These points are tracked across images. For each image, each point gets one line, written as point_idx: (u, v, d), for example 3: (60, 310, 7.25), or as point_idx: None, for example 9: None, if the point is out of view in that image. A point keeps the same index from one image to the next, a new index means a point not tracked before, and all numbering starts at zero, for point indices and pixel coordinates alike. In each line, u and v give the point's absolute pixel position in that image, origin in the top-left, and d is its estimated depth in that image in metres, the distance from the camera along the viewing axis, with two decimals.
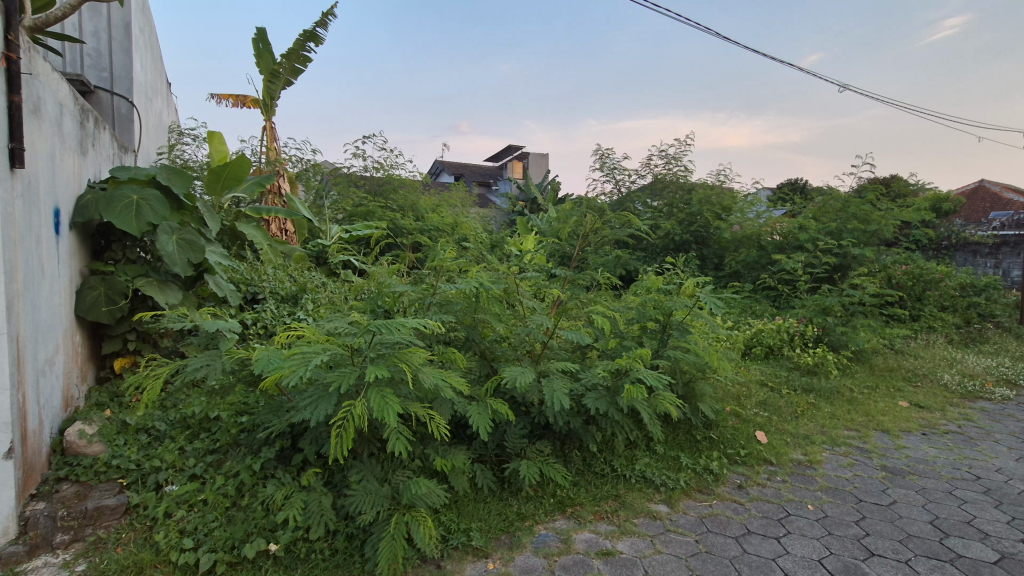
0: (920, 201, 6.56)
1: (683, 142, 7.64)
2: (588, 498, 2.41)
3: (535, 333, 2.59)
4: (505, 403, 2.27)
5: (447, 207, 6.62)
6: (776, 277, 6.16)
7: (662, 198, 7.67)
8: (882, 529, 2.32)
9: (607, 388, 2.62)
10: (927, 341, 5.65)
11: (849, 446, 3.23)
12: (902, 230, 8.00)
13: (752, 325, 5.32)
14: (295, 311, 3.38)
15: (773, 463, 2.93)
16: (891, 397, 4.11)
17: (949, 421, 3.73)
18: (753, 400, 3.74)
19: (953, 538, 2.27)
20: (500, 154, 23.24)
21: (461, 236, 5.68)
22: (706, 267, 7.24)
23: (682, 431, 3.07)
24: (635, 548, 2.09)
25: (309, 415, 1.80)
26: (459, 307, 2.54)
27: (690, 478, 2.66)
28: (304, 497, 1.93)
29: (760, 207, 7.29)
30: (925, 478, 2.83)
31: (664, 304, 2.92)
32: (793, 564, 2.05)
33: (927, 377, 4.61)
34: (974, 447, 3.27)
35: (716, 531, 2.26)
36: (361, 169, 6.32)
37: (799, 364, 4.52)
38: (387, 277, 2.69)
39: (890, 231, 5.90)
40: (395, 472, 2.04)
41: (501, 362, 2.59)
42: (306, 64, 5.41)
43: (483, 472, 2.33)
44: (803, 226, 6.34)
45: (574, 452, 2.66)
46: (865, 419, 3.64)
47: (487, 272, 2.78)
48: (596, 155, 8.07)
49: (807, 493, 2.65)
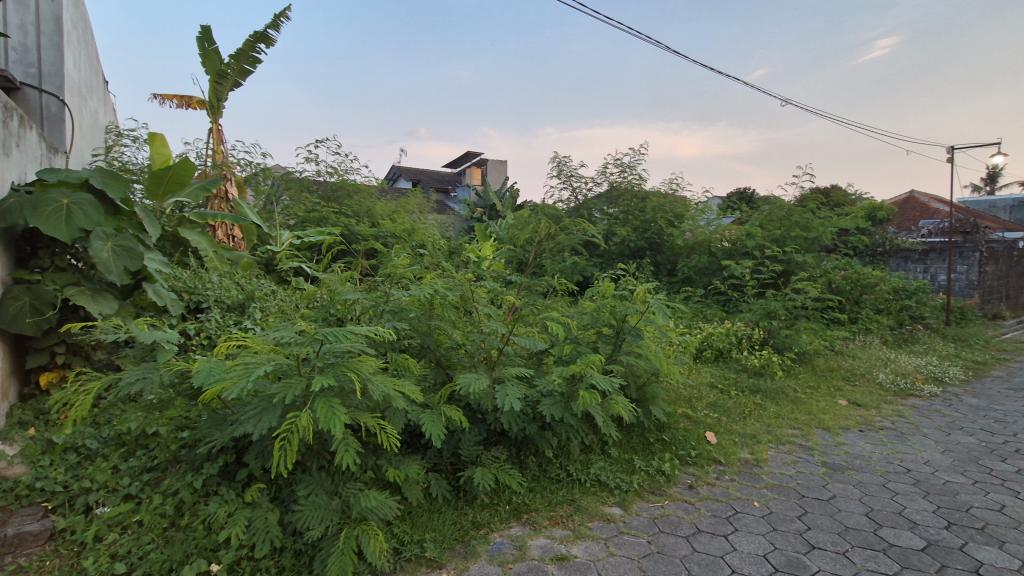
0: (856, 210, 6.97)
1: (637, 152, 7.83)
2: (543, 503, 2.42)
3: (490, 339, 2.58)
4: (459, 411, 2.25)
5: (403, 213, 6.55)
6: (725, 283, 6.41)
7: (618, 205, 7.81)
8: (821, 523, 2.43)
9: (562, 394, 2.65)
10: (864, 342, 5.99)
11: (792, 444, 3.38)
12: (841, 237, 8.47)
13: (703, 329, 5.51)
14: (242, 320, 3.25)
15: (722, 463, 3.03)
16: (831, 396, 4.33)
17: (883, 417, 3.96)
18: (703, 401, 3.86)
19: (885, 528, 2.40)
20: (459, 159, 23.20)
21: (418, 242, 5.63)
22: (660, 273, 7.45)
23: (635, 435, 3.13)
24: (589, 552, 2.12)
25: (252, 428, 1.74)
26: (413, 314, 2.52)
27: (643, 480, 2.71)
28: (248, 514, 1.85)
29: (710, 215, 7.55)
30: (861, 473, 2.99)
31: (616, 309, 3.01)
32: (740, 560, 2.12)
33: (864, 376, 4.89)
34: (905, 442, 3.48)
35: (667, 531, 2.31)
36: (314, 173, 6.17)
37: (747, 366, 4.70)
38: (339, 285, 2.63)
39: (829, 238, 6.24)
40: (345, 484, 1.99)
41: (456, 370, 2.57)
42: (256, 66, 5.24)
43: (438, 481, 2.31)
44: (750, 234, 6.61)
45: (530, 458, 2.67)
46: (808, 418, 3.82)
47: (442, 279, 2.76)
48: (553, 163, 8.17)
49: (753, 490, 2.75)
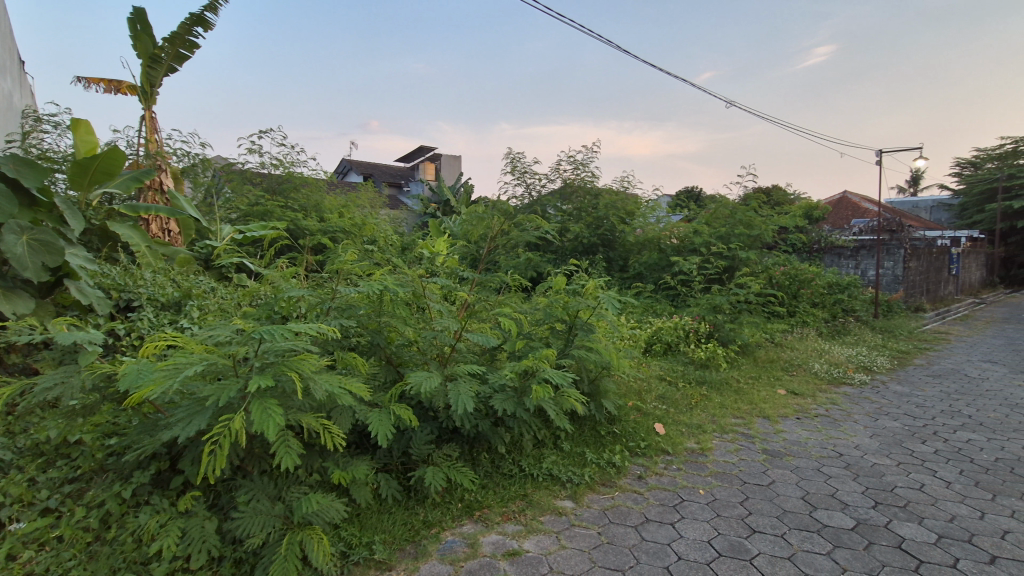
0: (795, 209, 7.32)
1: (590, 149, 7.92)
2: (495, 500, 2.42)
3: (442, 336, 2.55)
4: (409, 409, 2.21)
5: (354, 207, 6.38)
6: (674, 278, 6.60)
7: (571, 202, 7.89)
8: (761, 508, 2.54)
9: (515, 389, 2.65)
10: (801, 335, 6.32)
11: (735, 433, 3.52)
12: (781, 234, 8.90)
13: (652, 323, 5.65)
14: (177, 319, 3.07)
15: (669, 453, 3.12)
16: (770, 386, 4.54)
17: (818, 405, 4.19)
18: (653, 394, 3.96)
19: (820, 510, 2.54)
20: (412, 154, 22.86)
21: (369, 238, 5.50)
22: (612, 269, 7.59)
23: (587, 428, 3.18)
24: (541, 545, 2.13)
25: (180, 432, 1.64)
26: (361, 311, 2.46)
27: (595, 472, 2.76)
28: (183, 524, 1.76)
29: (660, 212, 7.76)
30: (798, 458, 3.15)
31: (569, 305, 3.05)
32: (686, 547, 2.18)
33: (801, 366, 5.16)
34: (837, 428, 3.70)
35: (616, 522, 2.35)
36: (258, 165, 5.91)
37: (694, 359, 4.86)
38: (282, 282, 2.52)
39: (770, 235, 6.54)
40: (289, 489, 1.92)
41: (406, 367, 2.53)
42: (193, 51, 4.96)
43: (388, 481, 2.27)
44: (697, 231, 6.84)
45: (482, 454, 2.66)
46: (750, 407, 3.99)
47: (393, 275, 2.69)
48: (507, 159, 8.16)
49: (699, 478, 2.85)
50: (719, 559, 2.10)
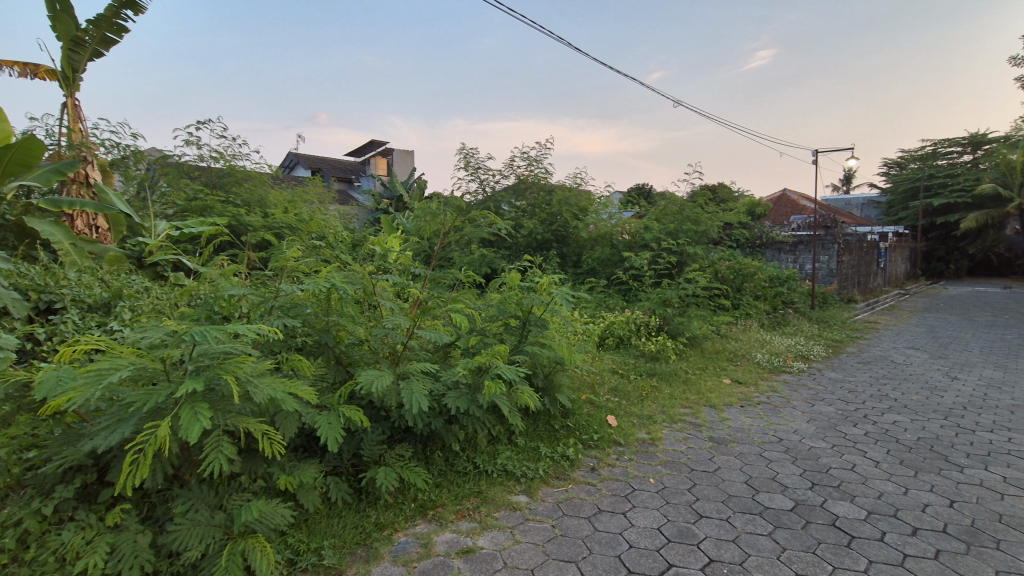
0: (739, 206, 7.63)
1: (543, 146, 7.97)
2: (450, 498, 2.40)
3: (392, 334, 2.51)
4: (358, 409, 2.17)
5: (301, 203, 6.17)
6: (626, 273, 6.74)
7: (525, 198, 7.90)
8: (708, 493, 2.64)
9: (468, 386, 2.64)
10: (744, 326, 6.59)
11: (684, 422, 3.64)
12: (725, 230, 9.26)
13: (605, 318, 5.75)
14: (107, 321, 2.88)
15: (622, 444, 3.19)
16: (716, 376, 4.72)
17: (760, 393, 4.39)
18: (605, 386, 4.04)
19: (762, 493, 2.66)
20: (362, 148, 22.32)
21: (318, 234, 5.33)
22: (566, 264, 7.69)
23: (541, 422, 3.20)
24: (495, 542, 2.13)
25: (103, 441, 1.54)
26: (308, 310, 2.38)
27: (549, 466, 2.78)
28: (112, 540, 1.65)
29: (612, 209, 7.90)
30: (742, 444, 3.29)
31: (522, 301, 3.06)
32: (637, 534, 2.24)
33: (744, 356, 5.39)
34: (778, 414, 3.88)
35: (570, 514, 2.38)
36: (195, 158, 5.60)
37: (645, 351, 4.99)
38: (222, 280, 2.40)
39: (716, 231, 6.79)
40: (231, 498, 1.84)
41: (357, 367, 2.47)
42: (121, 35, 4.65)
43: (338, 484, 2.21)
44: (647, 227, 7.03)
45: (436, 453, 2.63)
46: (697, 397, 4.14)
47: (341, 272, 2.62)
48: (460, 154, 8.09)
49: (649, 467, 2.92)
50: (668, 545, 2.17)
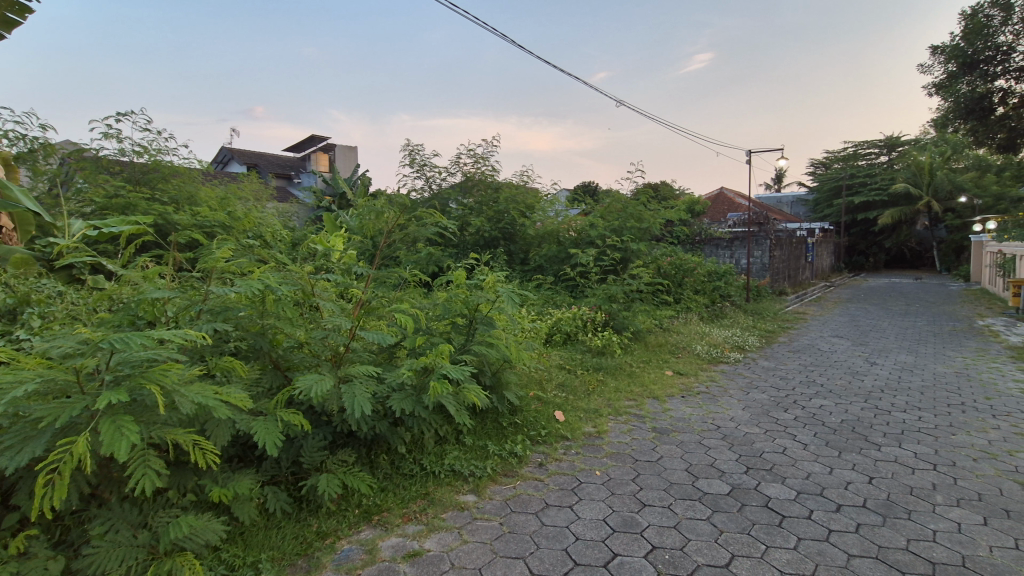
0: (679, 204, 7.90)
1: (489, 143, 7.95)
2: (395, 502, 2.36)
3: (333, 336, 2.43)
4: (298, 415, 2.09)
5: (236, 200, 5.87)
6: (572, 270, 6.85)
7: (473, 196, 7.86)
8: (651, 482, 2.72)
9: (413, 387, 2.60)
10: (685, 319, 6.84)
11: (628, 414, 3.73)
12: (667, 226, 9.57)
13: (552, 314, 5.80)
14: (11, 330, 2.63)
15: (569, 438, 3.24)
16: (659, 368, 4.88)
17: (700, 383, 4.58)
18: (553, 382, 4.09)
19: (701, 480, 2.77)
20: (301, 143, 21.48)
21: (254, 233, 5.09)
22: (514, 262, 7.71)
23: (489, 421, 3.19)
24: (442, 543, 2.11)
25: (6, 463, 1.40)
26: (241, 313, 2.27)
27: (496, 464, 2.78)
28: (18, 569, 1.51)
29: (558, 206, 7.96)
30: (683, 434, 3.42)
31: (468, 299, 3.05)
32: (583, 527, 2.28)
33: (685, 348, 5.59)
34: (716, 403, 4.06)
35: (518, 510, 2.39)
36: (115, 152, 5.21)
37: (591, 347, 5.08)
38: (144, 282, 2.25)
39: (657, 228, 7.01)
40: (157, 515, 1.73)
41: (296, 371, 2.38)
42: (24, 16, 4.24)
43: (277, 493, 2.12)
44: (592, 224, 7.17)
45: (381, 457, 2.57)
46: (641, 389, 4.26)
47: (277, 273, 2.51)
48: (404, 151, 7.96)
49: (595, 460, 2.98)
50: (613, 535, 2.22)
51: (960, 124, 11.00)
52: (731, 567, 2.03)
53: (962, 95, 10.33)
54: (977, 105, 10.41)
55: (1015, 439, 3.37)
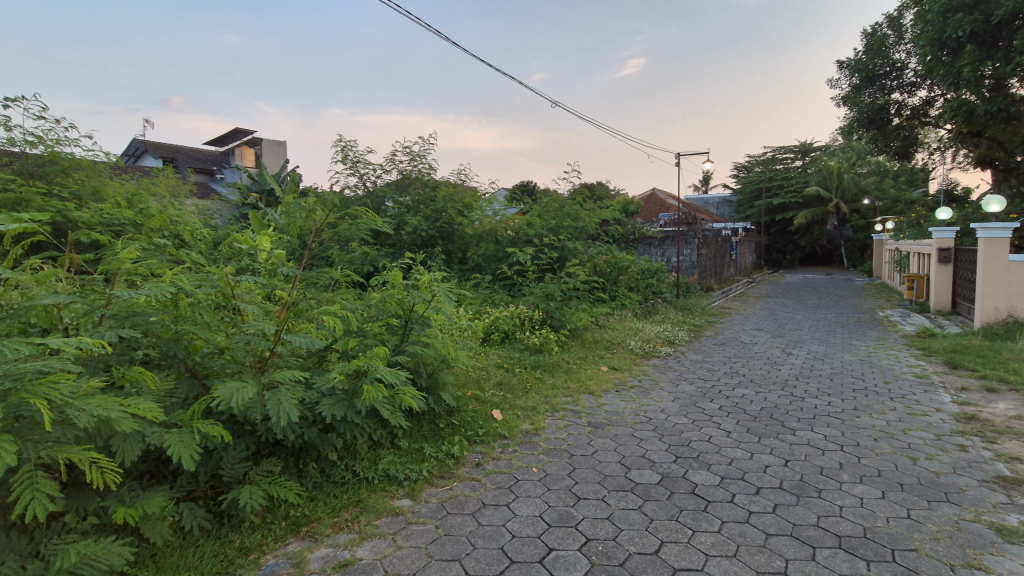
0: (614, 204, 8.15)
1: (427, 141, 7.86)
2: (326, 511, 2.27)
3: (256, 341, 2.30)
4: (217, 425, 1.97)
5: (149, 195, 5.45)
6: (509, 269, 6.90)
7: (409, 194, 7.72)
8: (586, 476, 2.78)
9: (345, 391, 2.51)
10: (620, 316, 7.05)
11: (565, 410, 3.80)
12: (603, 226, 9.81)
13: (490, 313, 5.77)
14: None
15: (506, 437, 3.25)
16: (595, 364, 5.01)
17: (633, 377, 4.75)
18: (490, 381, 4.08)
19: (633, 471, 2.87)
20: (224, 136, 20.23)
21: (170, 232, 4.74)
22: (452, 261, 7.64)
23: (426, 423, 3.15)
24: (375, 551, 2.05)
25: None
26: (151, 319, 2.12)
27: (432, 466, 2.74)
28: None
29: (496, 205, 7.94)
30: (616, 427, 3.52)
31: (404, 299, 2.98)
32: (520, 524, 2.29)
33: (619, 344, 5.76)
34: (648, 396, 4.22)
35: (454, 512, 2.37)
36: (4, 141, 4.68)
37: (529, 345, 5.12)
38: (34, 285, 2.04)
39: (593, 227, 7.28)
40: (51, 542, 1.57)
41: (215, 379, 2.24)
42: None
43: (194, 510, 1.99)
44: (530, 223, 7.26)
45: (310, 465, 2.48)
46: (578, 385, 4.35)
47: (193, 274, 2.35)
48: (337, 147, 7.71)
49: (532, 457, 3.01)
50: (549, 530, 2.25)
51: (863, 133, 12.06)
52: (660, 553, 2.11)
53: (865, 106, 11.32)
54: (877, 115, 11.45)
55: (909, 418, 3.73)
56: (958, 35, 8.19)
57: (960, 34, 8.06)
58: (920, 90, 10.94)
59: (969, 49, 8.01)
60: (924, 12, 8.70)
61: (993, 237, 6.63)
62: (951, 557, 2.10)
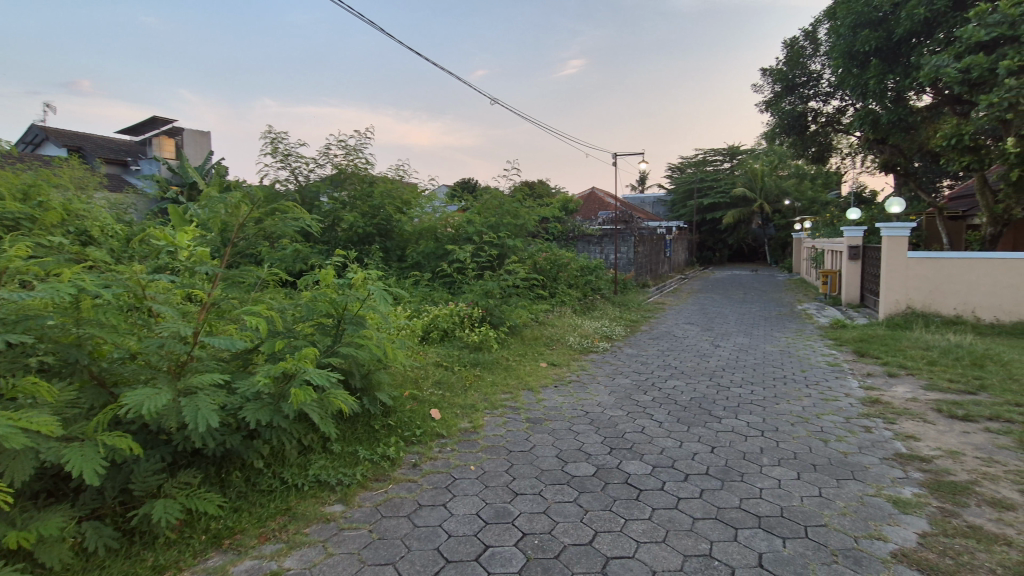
0: (553, 202, 8.26)
1: (363, 135, 7.63)
2: (251, 521, 2.17)
3: (171, 344, 2.15)
4: (125, 436, 1.83)
5: (49, 187, 4.96)
6: (449, 266, 6.86)
7: (345, 189, 7.46)
8: (523, 471, 2.81)
9: (272, 396, 2.39)
10: (560, 312, 7.15)
11: (504, 407, 3.82)
12: (543, 224, 9.92)
13: (428, 311, 5.68)
14: None
15: (444, 436, 3.23)
16: (534, 361, 5.06)
17: (572, 372, 4.84)
18: (429, 380, 4.03)
19: (570, 464, 2.92)
20: (139, 125, 18.76)
21: (73, 228, 4.33)
22: (390, 259, 7.47)
23: (360, 425, 3.06)
24: (304, 560, 1.98)
25: None
26: (48, 323, 1.94)
27: (367, 469, 2.68)
28: None
29: (436, 202, 7.84)
30: (554, 421, 3.58)
31: (336, 299, 2.88)
32: (456, 523, 2.28)
33: (559, 340, 5.85)
34: (585, 390, 4.32)
35: (389, 515, 2.33)
36: None
37: (468, 342, 5.08)
38: None
39: (532, 225, 7.38)
40: None
41: (125, 387, 2.07)
42: None
43: (99, 529, 1.84)
44: (470, 220, 7.26)
45: (234, 474, 2.35)
46: (517, 382, 4.39)
47: (97, 273, 2.16)
48: (266, 138, 7.34)
49: (470, 455, 3.01)
50: (485, 528, 2.25)
51: (785, 138, 12.86)
52: (594, 543, 2.16)
53: (786, 112, 12.07)
54: (797, 122, 12.20)
55: (822, 404, 4.03)
56: (866, 49, 8.87)
57: (867, 49, 8.74)
58: (834, 99, 11.79)
59: (875, 63, 8.71)
60: (837, 26, 9.36)
61: (894, 236, 7.27)
62: (855, 530, 2.28)
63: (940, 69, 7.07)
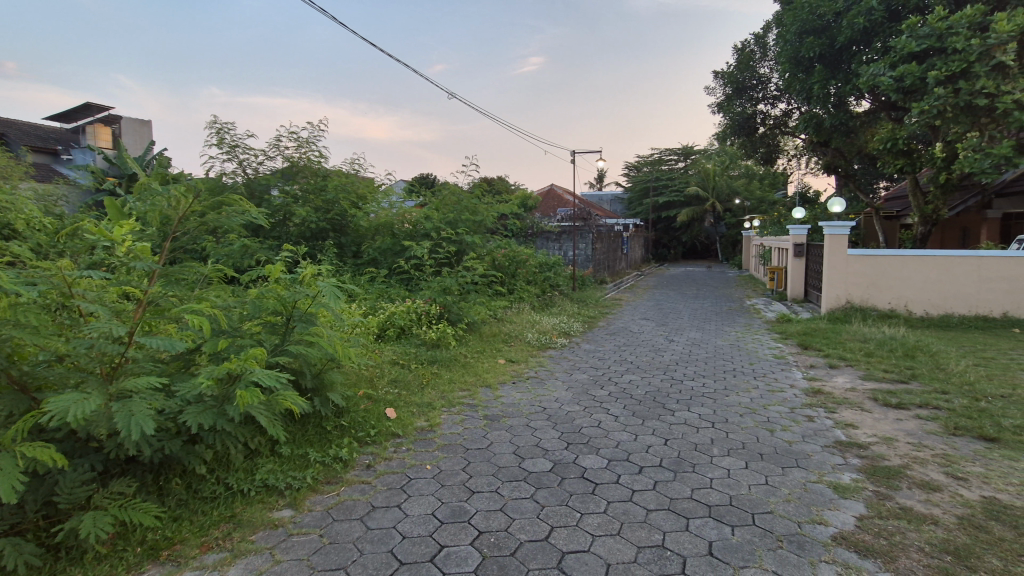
0: (511, 198, 8.28)
1: (316, 127, 7.42)
2: (192, 531, 2.06)
3: (102, 345, 2.01)
4: (48, 445, 1.69)
5: None
6: (406, 263, 6.76)
7: (297, 183, 7.22)
8: (480, 469, 2.79)
9: (214, 398, 2.28)
10: (518, 309, 7.17)
11: (462, 405, 3.79)
12: (501, 221, 9.93)
13: (384, 309, 5.59)
14: None
15: (399, 435, 3.17)
16: (492, 357, 5.05)
17: (530, 369, 4.86)
18: (384, 378, 3.95)
19: (528, 460, 2.92)
20: (71, 112, 17.54)
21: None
22: (345, 255, 7.30)
23: (311, 426, 2.97)
24: (249, 568, 1.90)
25: None
26: None
27: (318, 472, 2.60)
28: None
29: (393, 198, 7.73)
30: (511, 418, 3.58)
31: (284, 296, 2.77)
32: (410, 524, 2.24)
33: (517, 337, 5.86)
34: (542, 386, 4.34)
35: (340, 518, 2.26)
36: None
37: (426, 339, 5.02)
38: None
39: (490, 221, 7.39)
40: None
41: (49, 392, 1.92)
42: None
43: (19, 546, 1.71)
44: (428, 216, 7.19)
45: (174, 481, 2.23)
46: (475, 379, 4.37)
47: (17, 270, 2.00)
48: (212, 129, 7.01)
49: (426, 454, 2.97)
50: (441, 527, 2.23)
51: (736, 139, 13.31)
52: (550, 538, 2.17)
53: (736, 114, 12.50)
54: (746, 123, 12.67)
55: (768, 395, 4.19)
56: (810, 55, 9.27)
57: (811, 55, 9.14)
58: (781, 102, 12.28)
59: (818, 69, 9.12)
60: (784, 32, 9.74)
61: (835, 234, 7.64)
62: (799, 515, 2.38)
63: (877, 77, 7.47)
